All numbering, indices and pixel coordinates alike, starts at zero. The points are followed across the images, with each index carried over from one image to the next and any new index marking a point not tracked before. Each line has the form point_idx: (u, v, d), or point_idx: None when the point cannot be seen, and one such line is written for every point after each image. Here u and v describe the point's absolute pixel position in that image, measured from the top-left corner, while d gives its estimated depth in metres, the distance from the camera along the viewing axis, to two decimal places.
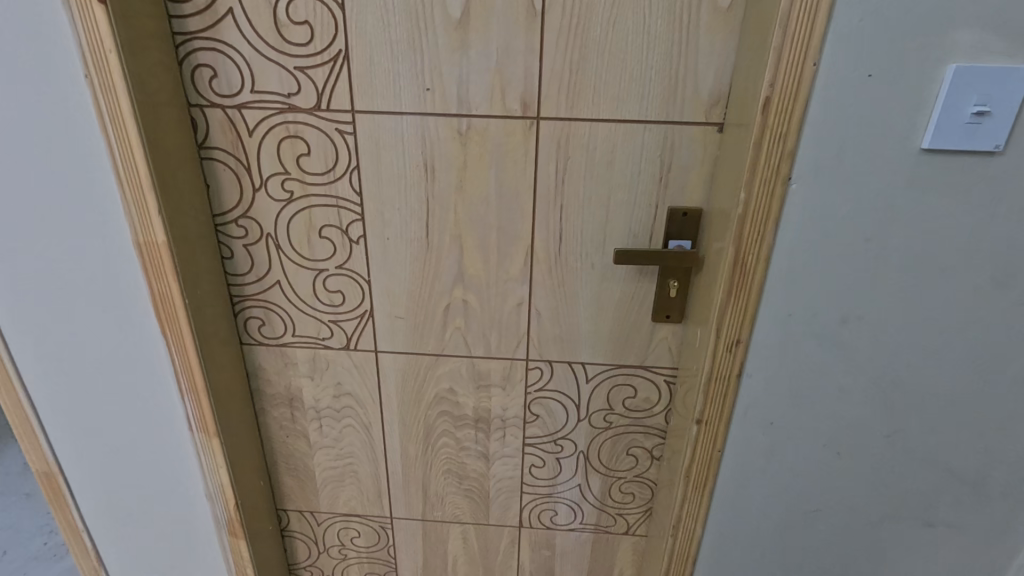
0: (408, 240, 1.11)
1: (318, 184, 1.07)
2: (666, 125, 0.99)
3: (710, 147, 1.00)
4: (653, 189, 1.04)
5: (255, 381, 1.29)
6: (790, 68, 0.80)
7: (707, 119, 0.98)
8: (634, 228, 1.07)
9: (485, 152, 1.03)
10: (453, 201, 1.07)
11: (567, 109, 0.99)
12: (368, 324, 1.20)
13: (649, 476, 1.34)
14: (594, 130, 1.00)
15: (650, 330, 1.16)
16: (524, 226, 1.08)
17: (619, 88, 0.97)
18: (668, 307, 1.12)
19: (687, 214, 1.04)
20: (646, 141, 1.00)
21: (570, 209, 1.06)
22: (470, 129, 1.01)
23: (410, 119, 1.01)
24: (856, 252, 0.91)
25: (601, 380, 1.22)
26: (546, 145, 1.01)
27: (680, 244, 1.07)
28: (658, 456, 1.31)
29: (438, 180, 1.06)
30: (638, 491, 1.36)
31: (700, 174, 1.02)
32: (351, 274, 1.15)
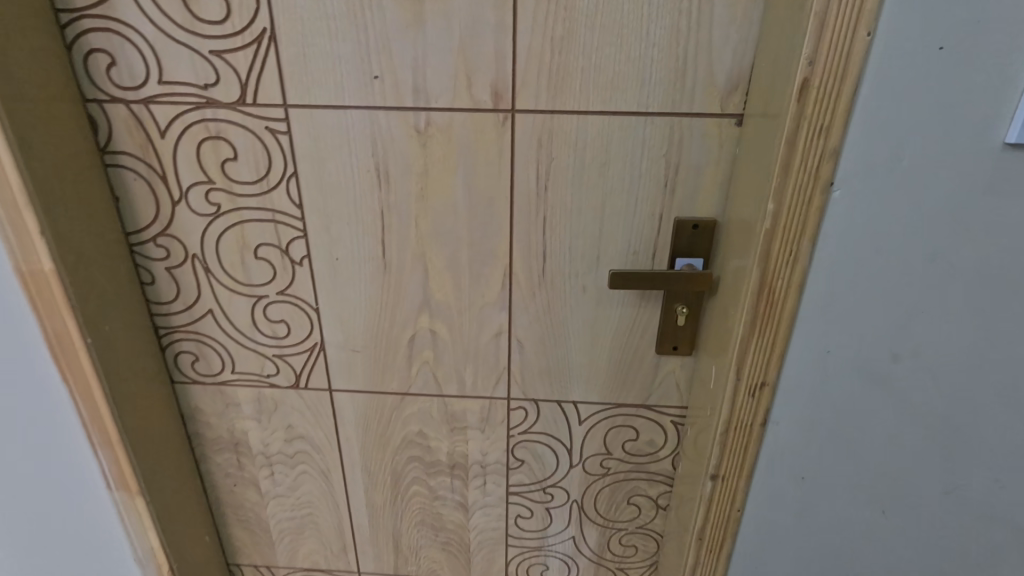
0: (362, 261, 0.92)
1: (249, 194, 0.88)
2: (672, 118, 0.79)
3: (728, 144, 0.80)
4: (657, 197, 0.84)
5: (192, 424, 1.10)
6: (836, 39, 0.61)
7: (724, 109, 0.79)
8: (633, 244, 0.88)
9: (449, 155, 0.84)
10: (414, 214, 0.88)
11: (547, 100, 0.79)
12: (320, 358, 1.02)
13: (654, 527, 1.15)
14: (583, 125, 0.81)
15: (654, 364, 0.97)
16: (500, 242, 0.89)
17: (613, 73, 0.77)
18: (675, 338, 0.93)
19: (698, 226, 0.85)
20: (647, 138, 0.81)
21: (555, 222, 0.87)
22: (430, 127, 0.82)
23: (356, 115, 0.82)
24: (913, 274, 0.73)
25: (597, 421, 1.04)
26: (524, 144, 0.82)
27: (692, 263, 0.87)
28: (664, 505, 1.12)
29: (394, 189, 0.87)
30: (641, 543, 1.17)
31: (715, 178, 0.82)
32: (296, 300, 0.97)
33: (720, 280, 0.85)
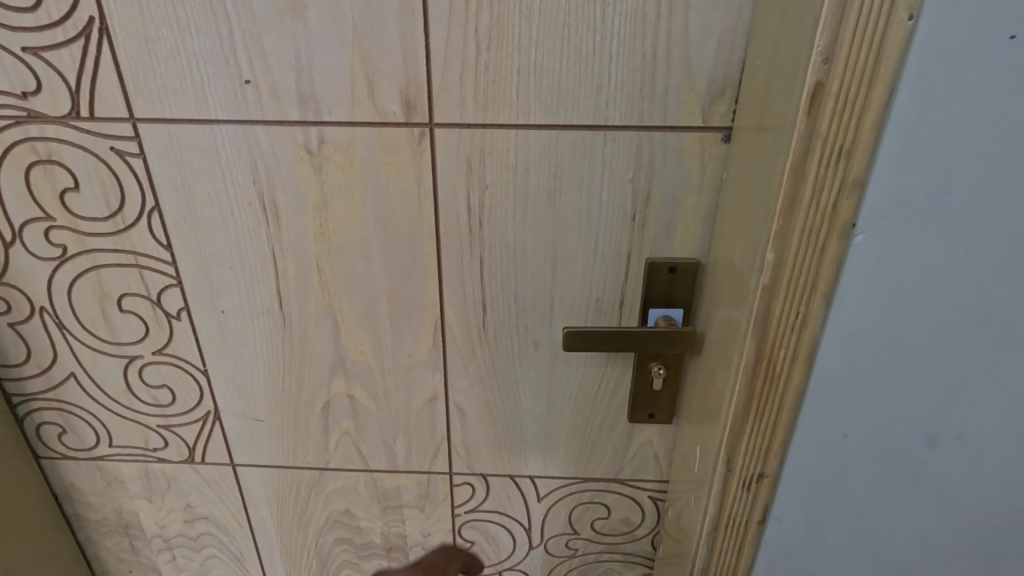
0: (254, 313, 0.73)
1: (100, 233, 0.69)
2: (638, 133, 0.60)
3: (714, 165, 0.61)
4: (622, 234, 0.65)
5: (69, 505, 0.91)
6: (861, 24, 0.42)
7: (707, 121, 0.60)
8: (595, 292, 0.69)
9: (353, 181, 0.64)
10: (315, 255, 0.69)
11: (475, 110, 0.60)
12: (215, 428, 0.82)
13: None
14: (524, 144, 0.62)
15: (626, 432, 0.79)
16: (427, 290, 0.70)
17: (559, 74, 0.58)
18: (651, 404, 0.75)
19: (676, 270, 0.66)
20: (607, 160, 0.62)
21: (495, 265, 0.68)
22: (325, 145, 0.63)
23: (226, 131, 0.62)
24: (959, 342, 0.54)
25: (560, 498, 0.85)
26: (448, 168, 0.63)
27: (670, 314, 0.69)
28: None
29: (287, 225, 0.67)
30: None
31: (697, 209, 0.64)
32: (178, 361, 0.77)
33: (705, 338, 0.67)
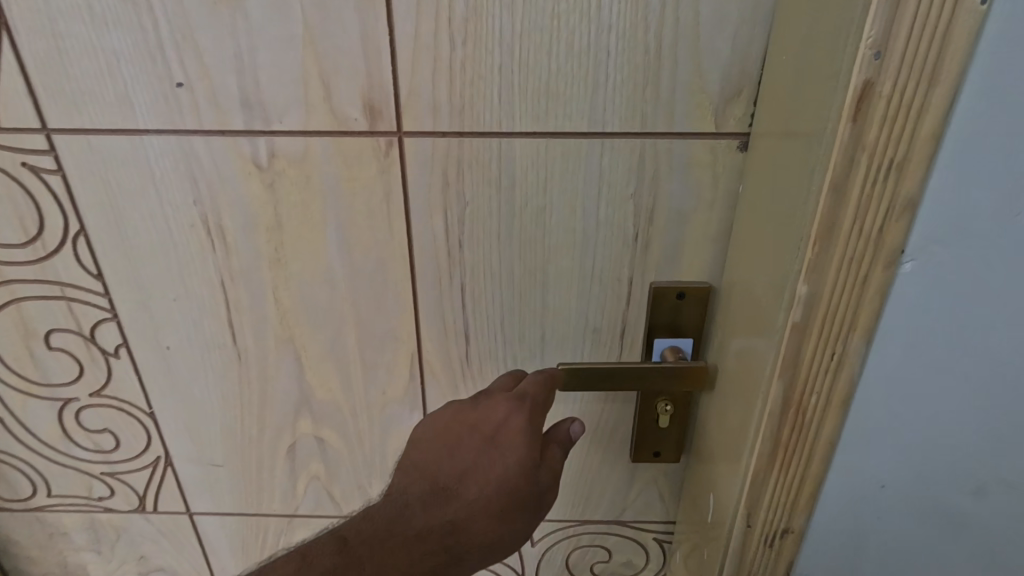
0: (204, 349, 0.64)
1: (18, 261, 0.59)
2: (641, 141, 0.52)
3: (728, 178, 0.53)
4: (623, 256, 0.57)
5: (8, 558, 0.81)
6: (923, 10, 0.34)
7: (721, 126, 0.51)
8: (593, 320, 0.61)
9: (311, 199, 0.55)
10: (270, 284, 0.60)
11: (449, 116, 0.51)
12: (168, 473, 0.73)
13: None
14: (508, 154, 0.53)
15: (629, 471, 0.71)
16: (400, 321, 0.62)
17: (548, 73, 0.49)
18: (656, 441, 0.67)
19: (685, 295, 0.58)
20: (605, 172, 0.53)
21: (478, 292, 0.60)
22: (276, 159, 0.54)
23: (158, 144, 0.53)
24: (1018, 382, 0.46)
25: (556, 541, 0.77)
26: (420, 183, 0.54)
27: (678, 345, 0.61)
28: None
29: (236, 250, 0.58)
30: None
31: (708, 227, 0.55)
32: (120, 402, 0.68)
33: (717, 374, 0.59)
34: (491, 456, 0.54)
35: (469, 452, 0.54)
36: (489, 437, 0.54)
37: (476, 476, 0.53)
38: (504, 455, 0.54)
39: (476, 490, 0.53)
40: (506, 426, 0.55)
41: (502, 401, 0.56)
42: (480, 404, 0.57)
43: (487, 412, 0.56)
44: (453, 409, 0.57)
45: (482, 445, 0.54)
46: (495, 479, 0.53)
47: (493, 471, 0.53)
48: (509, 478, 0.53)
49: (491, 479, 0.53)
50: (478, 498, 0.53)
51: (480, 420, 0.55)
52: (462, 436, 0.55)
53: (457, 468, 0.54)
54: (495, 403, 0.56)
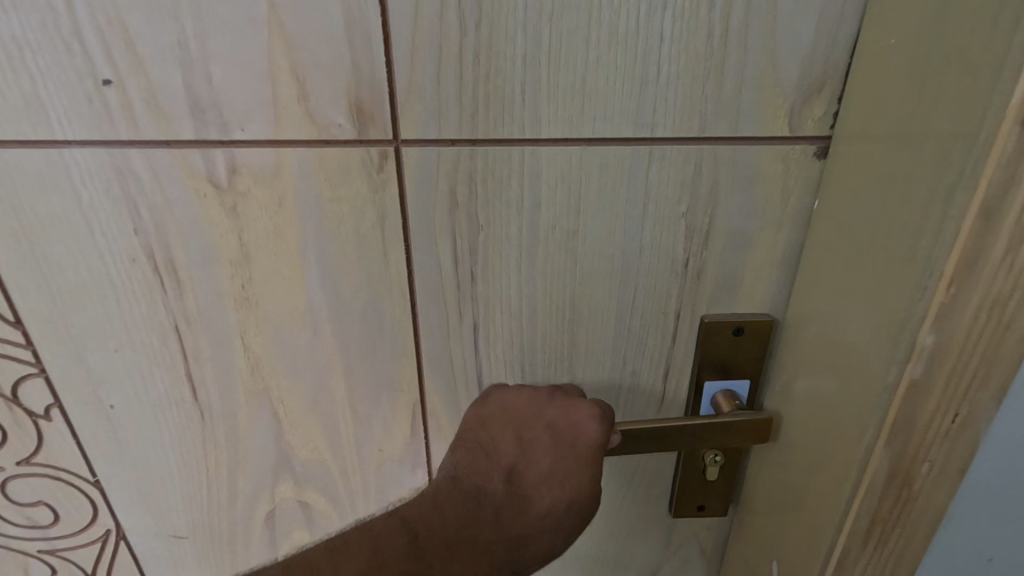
0: (158, 407, 0.52)
1: None
2: (699, 148, 0.42)
3: (800, 192, 0.43)
4: (670, 284, 0.47)
5: None
6: None
7: (796, 128, 0.41)
8: (632, 360, 0.51)
9: (285, 225, 0.44)
10: (238, 328, 0.48)
11: (461, 121, 0.40)
12: (122, 548, 0.61)
13: None
14: (534, 166, 0.42)
15: (667, 525, 0.61)
16: (400, 367, 0.51)
17: (586, 64, 0.39)
18: (701, 494, 0.58)
19: (744, 330, 0.49)
20: (652, 187, 0.43)
21: (494, 331, 0.49)
22: (239, 176, 0.42)
23: (83, 160, 0.41)
24: None
25: None
26: (422, 203, 0.43)
27: (733, 388, 0.51)
28: None
29: (192, 290, 0.46)
30: None
31: (774, 249, 0.46)
32: (56, 472, 0.55)
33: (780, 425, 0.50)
34: (567, 467, 0.47)
35: (542, 458, 0.48)
36: (566, 444, 0.47)
37: (545, 486, 0.47)
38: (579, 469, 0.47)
39: (547, 501, 0.47)
40: (587, 436, 0.47)
41: (582, 405, 0.47)
42: (559, 400, 0.48)
43: (563, 414, 0.48)
44: (526, 394, 0.49)
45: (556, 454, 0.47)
46: (566, 494, 0.47)
47: (568, 484, 0.47)
48: (580, 495, 0.47)
49: (563, 492, 0.47)
50: (548, 510, 0.47)
51: (555, 423, 0.48)
52: (537, 436, 0.48)
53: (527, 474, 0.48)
54: (573, 404, 0.48)
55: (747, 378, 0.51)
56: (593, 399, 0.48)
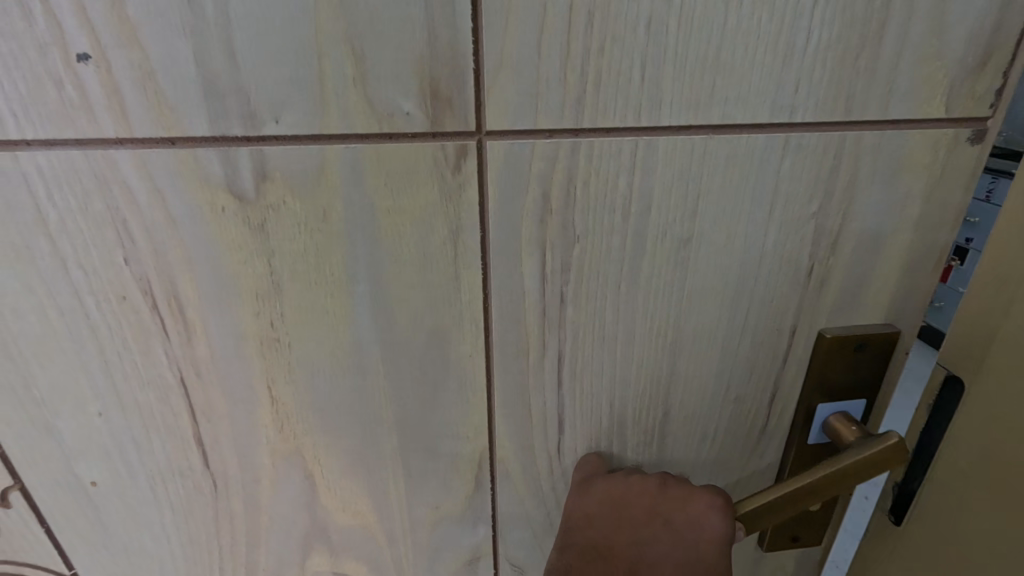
0: (156, 480, 0.41)
1: None
2: (841, 134, 0.35)
3: (947, 184, 0.37)
4: (789, 296, 0.40)
5: None
6: None
7: (954, 109, 0.35)
8: (736, 385, 0.44)
9: (328, 246, 0.34)
10: (262, 376, 0.38)
11: (562, 106, 0.32)
12: None
13: None
14: (648, 161, 0.34)
15: (755, 560, 0.55)
16: (466, 410, 0.42)
17: (722, 32, 0.31)
18: (796, 525, 0.51)
19: (866, 345, 0.42)
20: (783, 183, 0.36)
21: (582, 361, 0.41)
22: (269, 184, 0.32)
23: (50, 166, 0.30)
24: None
25: None
26: (506, 211, 0.34)
27: (846, 410, 0.45)
28: None
29: (204, 333, 0.36)
30: None
31: (909, 251, 0.39)
32: (17, 568, 0.43)
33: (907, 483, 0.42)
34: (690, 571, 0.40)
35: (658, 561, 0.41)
36: (686, 543, 0.41)
37: None
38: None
39: None
40: (709, 532, 0.41)
41: (701, 496, 0.42)
42: (674, 490, 0.43)
43: (681, 505, 0.42)
44: (633, 483, 0.43)
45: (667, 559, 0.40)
46: None
47: None
48: None
49: None
50: None
51: (671, 517, 0.42)
52: (650, 535, 0.42)
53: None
54: (691, 495, 0.42)
55: (862, 400, 0.45)
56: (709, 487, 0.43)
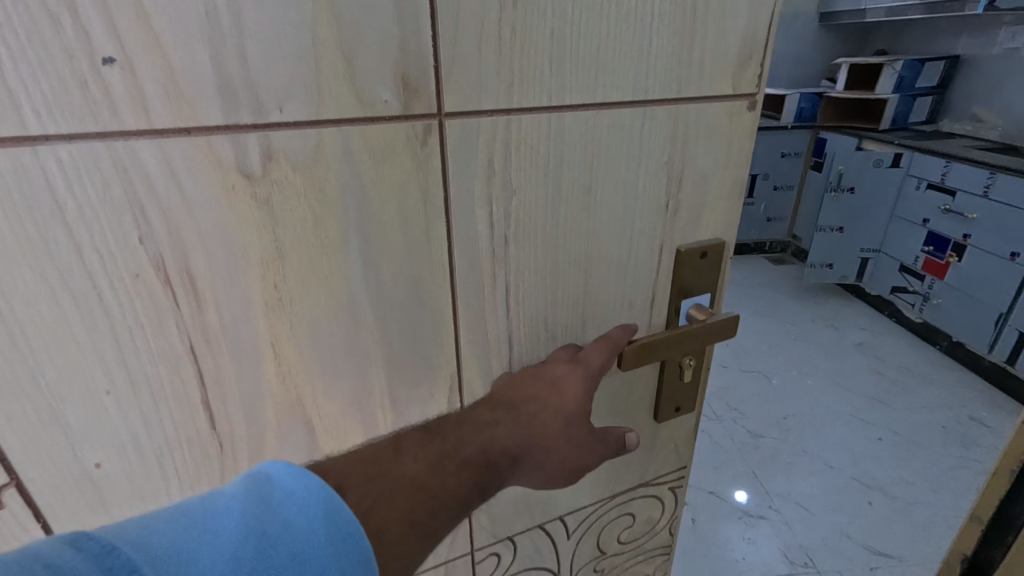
0: (164, 453, 0.44)
1: None
2: (676, 108, 0.52)
3: (740, 137, 0.57)
4: (656, 223, 0.57)
5: None
6: None
7: (737, 89, 0.54)
8: (629, 294, 0.60)
9: (324, 213, 0.41)
10: (267, 334, 0.44)
11: (498, 93, 0.44)
12: None
13: None
14: (559, 132, 0.47)
15: (653, 434, 0.74)
16: (439, 343, 0.52)
17: (598, 38, 0.45)
18: (678, 398, 0.71)
19: (706, 254, 0.61)
20: (644, 143, 0.52)
21: (523, 289, 0.53)
22: (274, 163, 0.38)
23: (71, 159, 0.33)
24: None
25: (589, 526, 0.77)
26: (462, 174, 0.45)
27: (700, 302, 0.64)
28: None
29: (214, 301, 0.41)
30: None
31: (723, 185, 0.59)
32: None
33: (1004, 502, 0.76)
34: (558, 399, 0.53)
35: (537, 397, 0.53)
36: (554, 385, 0.54)
37: (543, 415, 0.52)
38: (568, 419, 0.53)
39: (546, 425, 0.52)
40: (568, 375, 0.54)
41: (563, 358, 0.56)
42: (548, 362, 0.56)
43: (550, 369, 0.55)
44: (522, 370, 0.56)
45: (542, 412, 0.52)
46: (559, 418, 0.53)
47: (560, 412, 0.53)
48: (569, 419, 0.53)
49: (557, 418, 0.53)
50: (546, 431, 0.52)
51: (545, 372, 0.55)
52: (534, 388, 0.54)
53: (525, 438, 0.51)
54: (556, 361, 0.56)
55: (707, 293, 0.65)
56: (564, 351, 0.57)
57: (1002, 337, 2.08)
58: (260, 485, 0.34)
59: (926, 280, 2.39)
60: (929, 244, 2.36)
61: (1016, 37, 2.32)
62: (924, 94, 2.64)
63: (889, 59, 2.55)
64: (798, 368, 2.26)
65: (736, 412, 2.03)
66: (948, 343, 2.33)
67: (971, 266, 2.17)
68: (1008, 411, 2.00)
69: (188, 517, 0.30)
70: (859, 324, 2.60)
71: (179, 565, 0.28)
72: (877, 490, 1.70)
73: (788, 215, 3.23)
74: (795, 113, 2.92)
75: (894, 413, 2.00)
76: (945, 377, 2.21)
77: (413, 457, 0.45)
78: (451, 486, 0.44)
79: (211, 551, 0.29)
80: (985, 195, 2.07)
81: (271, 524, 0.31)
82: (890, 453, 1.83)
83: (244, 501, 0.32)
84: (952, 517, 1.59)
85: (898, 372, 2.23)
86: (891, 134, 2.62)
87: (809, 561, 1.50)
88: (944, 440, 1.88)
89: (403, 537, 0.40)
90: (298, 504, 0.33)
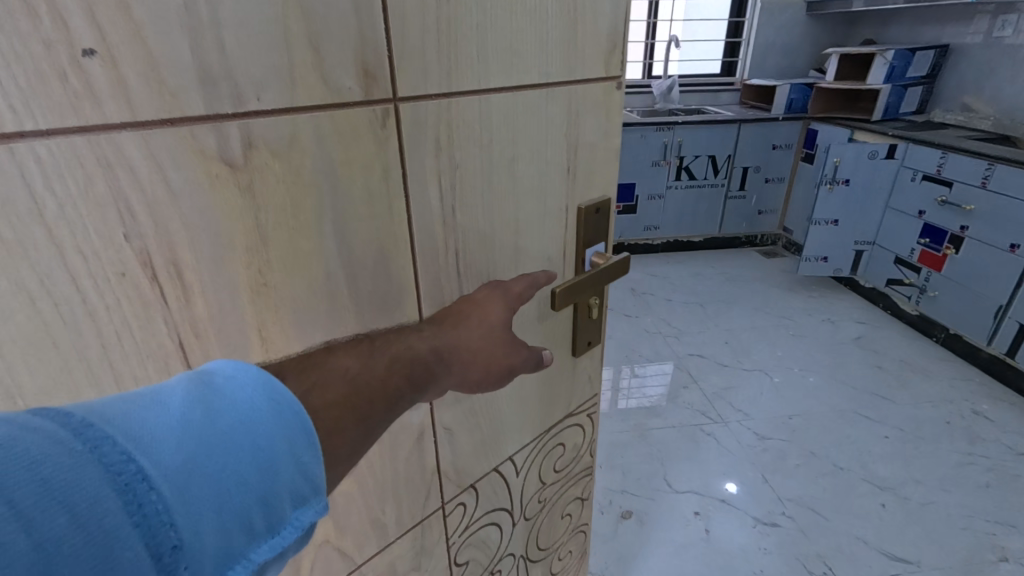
0: None
1: None
2: (570, 88, 0.59)
3: (614, 113, 0.66)
4: (562, 186, 0.64)
5: None
6: None
7: (608, 72, 0.62)
8: (549, 250, 0.66)
9: (302, 196, 0.43)
10: (254, 322, 0.45)
11: (444, 78, 0.48)
12: None
13: (584, 521, 1.06)
14: (487, 112, 0.52)
15: (570, 371, 0.82)
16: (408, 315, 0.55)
17: (511, 28, 0.51)
18: (588, 332, 0.80)
19: (599, 209, 0.69)
20: (551, 118, 0.58)
21: (469, 254, 0.58)
22: (254, 151, 0.40)
23: (50, 156, 0.33)
24: None
25: (532, 460, 0.84)
26: (416, 149, 0.49)
27: (597, 249, 0.72)
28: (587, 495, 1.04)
29: (201, 290, 0.41)
30: (576, 544, 1.07)
31: (607, 149, 0.67)
32: None
33: None
34: (481, 313, 0.56)
35: (462, 313, 0.55)
36: (476, 304, 0.56)
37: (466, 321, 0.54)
38: (490, 326, 0.55)
39: (471, 333, 0.53)
40: (489, 295, 0.57)
41: (485, 287, 0.59)
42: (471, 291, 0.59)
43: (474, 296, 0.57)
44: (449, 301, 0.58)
45: (465, 320, 0.54)
46: (483, 327, 0.55)
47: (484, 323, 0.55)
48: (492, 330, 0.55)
49: (481, 326, 0.55)
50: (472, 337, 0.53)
51: (470, 296, 0.57)
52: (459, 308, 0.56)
53: (450, 341, 0.51)
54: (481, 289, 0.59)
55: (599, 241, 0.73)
56: (486, 285, 0.59)
57: (1000, 331, 2.21)
58: (201, 371, 0.31)
59: (922, 273, 2.55)
60: (925, 237, 2.52)
61: (1004, 28, 2.54)
62: (914, 84, 2.85)
63: (880, 50, 2.77)
64: (799, 364, 2.38)
65: (739, 412, 2.10)
66: (945, 335, 2.47)
67: (972, 261, 2.29)
68: (1001, 401, 2.14)
69: (129, 394, 0.28)
70: (853, 317, 2.76)
71: (126, 421, 0.26)
72: (889, 491, 1.74)
73: (778, 207, 3.50)
74: (785, 104, 3.23)
75: (903, 412, 2.08)
76: (948, 370, 2.33)
77: (345, 353, 0.42)
78: (380, 376, 0.42)
79: (156, 413, 0.27)
80: (984, 185, 2.20)
81: (215, 395, 0.30)
82: (898, 451, 1.89)
83: (186, 383, 0.30)
84: (967, 516, 1.65)
85: (898, 365, 2.37)
86: (884, 123, 2.83)
87: (827, 568, 1.51)
88: (948, 435, 1.96)
89: (337, 417, 0.37)
90: (241, 381, 0.31)
